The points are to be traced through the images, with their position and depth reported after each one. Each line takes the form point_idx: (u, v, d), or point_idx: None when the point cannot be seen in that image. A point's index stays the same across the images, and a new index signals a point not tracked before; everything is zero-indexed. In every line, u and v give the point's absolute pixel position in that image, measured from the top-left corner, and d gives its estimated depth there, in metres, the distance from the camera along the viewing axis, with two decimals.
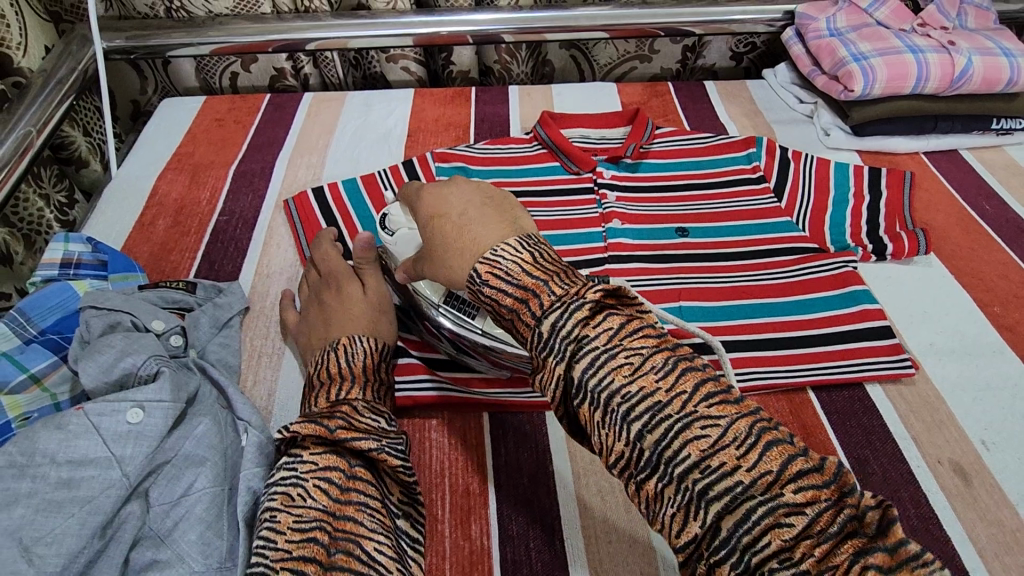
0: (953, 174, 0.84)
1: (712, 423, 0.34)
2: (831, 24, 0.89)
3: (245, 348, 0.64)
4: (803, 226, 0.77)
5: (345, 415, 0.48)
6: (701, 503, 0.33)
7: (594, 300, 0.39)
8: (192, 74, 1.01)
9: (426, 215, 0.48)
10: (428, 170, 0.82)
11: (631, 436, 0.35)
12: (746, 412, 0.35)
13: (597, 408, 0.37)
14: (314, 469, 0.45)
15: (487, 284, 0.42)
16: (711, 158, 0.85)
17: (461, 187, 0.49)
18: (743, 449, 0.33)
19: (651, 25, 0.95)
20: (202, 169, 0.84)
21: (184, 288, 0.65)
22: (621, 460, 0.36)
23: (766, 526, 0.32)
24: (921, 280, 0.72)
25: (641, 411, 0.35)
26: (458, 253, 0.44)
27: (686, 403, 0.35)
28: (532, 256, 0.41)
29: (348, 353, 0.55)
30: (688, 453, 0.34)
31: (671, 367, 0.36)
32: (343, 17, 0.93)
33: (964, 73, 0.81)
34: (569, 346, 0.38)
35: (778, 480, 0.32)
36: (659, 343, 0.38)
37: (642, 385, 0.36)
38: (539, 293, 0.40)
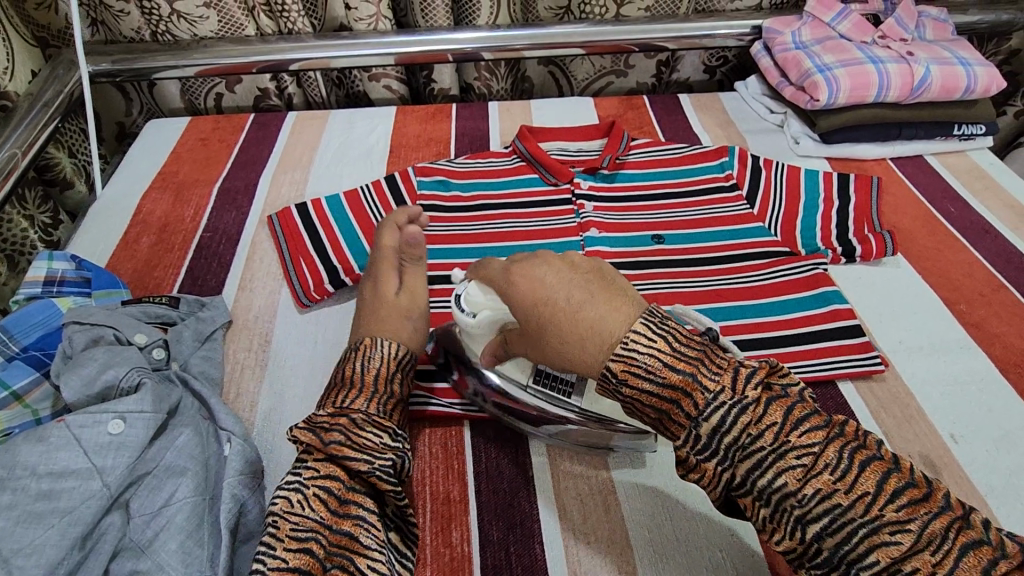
0: (919, 179, 0.87)
1: (902, 528, 0.37)
2: (796, 37, 0.92)
3: (228, 362, 0.64)
4: (775, 230, 0.79)
5: (344, 429, 0.48)
6: (798, 524, 0.39)
7: (753, 395, 0.41)
8: (178, 95, 1.03)
9: (525, 298, 0.48)
10: (409, 184, 0.84)
11: (809, 537, 0.38)
12: (834, 436, 0.40)
13: (767, 505, 0.40)
14: (315, 476, 0.46)
15: (627, 381, 0.44)
16: (684, 168, 0.88)
17: (555, 267, 0.48)
18: (938, 554, 0.36)
19: (626, 41, 0.98)
20: (186, 188, 0.85)
21: (168, 302, 0.66)
22: (795, 553, 0.40)
23: (869, 544, 0.37)
24: (889, 281, 0.74)
25: (820, 513, 0.38)
26: (582, 344, 0.45)
27: (869, 505, 0.37)
28: (670, 346, 0.43)
29: (365, 358, 0.55)
30: (876, 558, 0.36)
31: (849, 464, 0.39)
32: (325, 38, 0.95)
33: (924, 81, 0.83)
34: (735, 449, 0.41)
35: (876, 501, 0.37)
36: (828, 434, 0.40)
37: (916, 565, 0.36)
38: (689, 391, 0.42)
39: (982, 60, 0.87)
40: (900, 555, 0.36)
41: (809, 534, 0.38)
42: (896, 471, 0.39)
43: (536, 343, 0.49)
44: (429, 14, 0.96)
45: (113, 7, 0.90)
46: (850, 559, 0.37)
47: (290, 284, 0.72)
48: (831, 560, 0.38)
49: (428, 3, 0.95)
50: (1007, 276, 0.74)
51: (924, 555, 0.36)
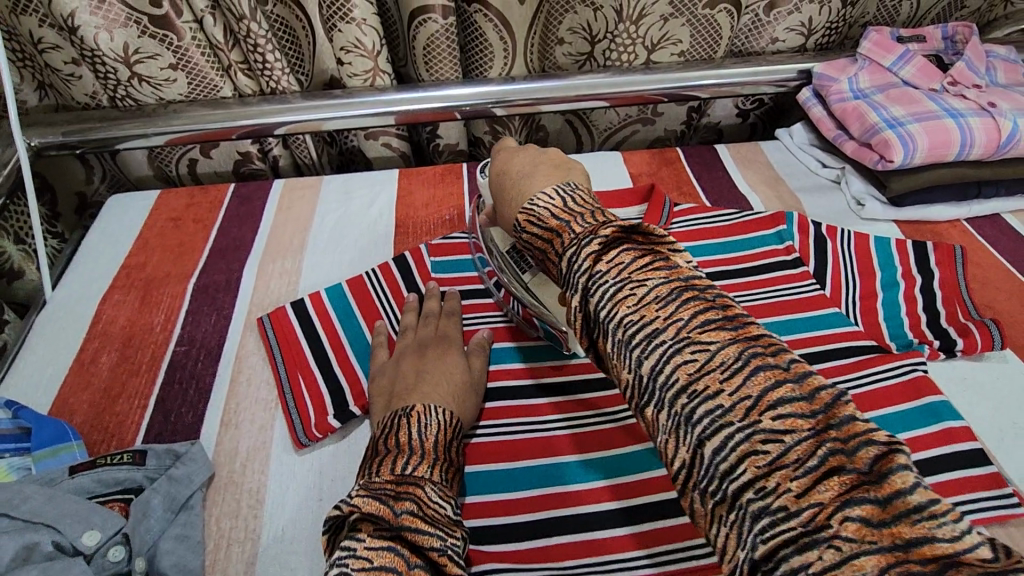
0: (1003, 244, 0.77)
1: (701, 347, 0.35)
2: (854, 84, 0.81)
3: (209, 539, 0.50)
4: (855, 319, 0.68)
5: (415, 500, 0.44)
6: (626, 350, 0.37)
7: (608, 236, 0.40)
8: (145, 163, 0.90)
9: (497, 172, 0.57)
10: (423, 268, 0.72)
11: (633, 362, 0.37)
12: (741, 338, 0.35)
13: (607, 338, 0.38)
14: (367, 568, 0.38)
15: (524, 230, 0.48)
16: (738, 240, 0.76)
17: (529, 153, 0.57)
18: (728, 373, 0.34)
19: (655, 91, 0.87)
20: (155, 285, 0.72)
21: (131, 460, 0.52)
22: (630, 389, 0.38)
23: (672, 364, 0.35)
24: (1000, 381, 0.63)
25: (640, 337, 0.36)
26: (511, 204, 0.54)
27: (681, 329, 0.36)
28: (562, 202, 0.46)
29: (420, 424, 0.50)
30: (678, 377, 0.35)
31: (676, 297, 0.37)
32: (315, 98, 0.82)
33: (1011, 137, 0.73)
34: (582, 280, 0.40)
35: (688, 326, 0.36)
36: (670, 276, 0.38)
37: (706, 384, 0.34)
38: (562, 233, 0.44)
39: None
40: (696, 372, 0.34)
41: (634, 358, 0.37)
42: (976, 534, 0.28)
43: (500, 207, 0.56)
44: (435, 67, 0.84)
45: (61, 71, 0.77)
46: (661, 381, 0.35)
47: (287, 416, 0.58)
48: (648, 385, 0.36)
49: (434, 57, 0.82)
50: None
51: (715, 374, 0.34)
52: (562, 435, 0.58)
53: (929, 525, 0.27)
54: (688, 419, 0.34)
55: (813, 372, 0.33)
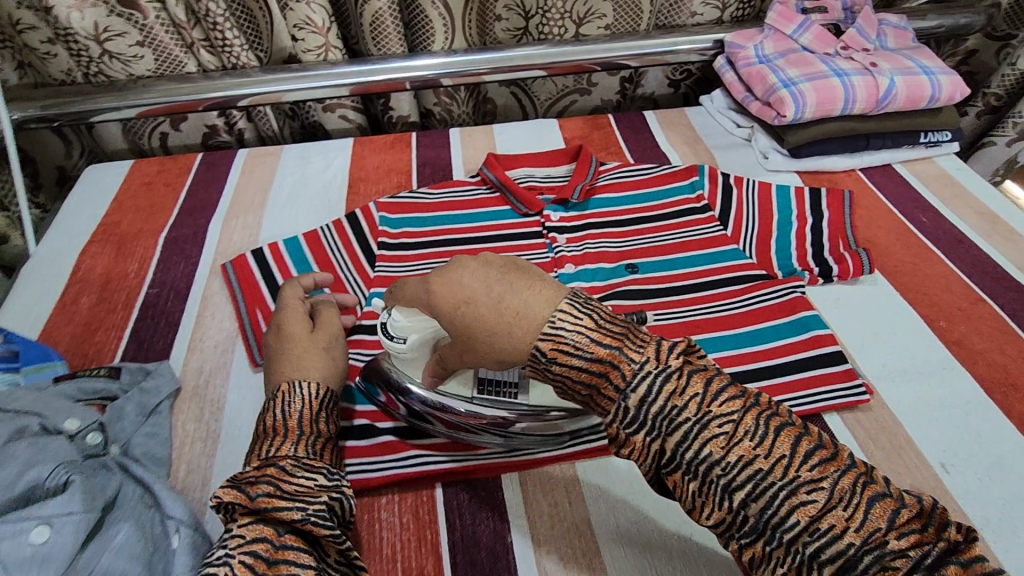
0: (890, 189, 0.86)
1: (816, 487, 0.36)
2: (759, 51, 0.90)
3: (175, 437, 0.59)
4: (750, 253, 0.77)
5: (272, 479, 0.45)
6: (725, 494, 0.37)
7: (677, 366, 0.39)
8: (120, 136, 0.98)
9: (446, 305, 0.43)
10: (372, 221, 0.80)
11: (735, 505, 0.37)
12: (845, 466, 0.37)
13: (694, 478, 0.38)
14: (240, 543, 0.40)
15: (555, 360, 0.41)
16: (655, 190, 0.85)
17: (469, 264, 0.44)
18: (849, 509, 0.35)
19: (587, 60, 0.95)
20: (129, 239, 0.80)
21: (107, 374, 0.61)
22: (722, 523, 0.38)
23: (789, 506, 0.36)
24: (868, 300, 0.72)
25: (743, 480, 0.37)
26: (512, 335, 0.41)
27: (787, 468, 0.37)
28: (595, 321, 0.41)
29: (285, 402, 0.52)
30: (797, 519, 0.36)
31: (765, 430, 0.38)
32: (273, 71, 0.90)
33: (889, 93, 0.82)
34: (662, 421, 0.38)
35: (793, 464, 0.37)
36: (746, 403, 0.39)
37: (830, 523, 0.35)
38: (616, 363, 0.40)
39: (944, 67, 0.85)
40: (817, 514, 0.36)
41: (735, 503, 0.37)
42: (807, 435, 0.38)
43: (474, 348, 0.44)
44: (382, 42, 0.92)
45: (39, 50, 0.85)
46: (772, 524, 0.36)
47: (246, 340, 0.67)
48: (756, 526, 0.37)
49: (380, 32, 0.90)
50: (986, 290, 0.73)
51: (836, 512, 0.35)
52: None
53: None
54: (812, 558, 0.35)
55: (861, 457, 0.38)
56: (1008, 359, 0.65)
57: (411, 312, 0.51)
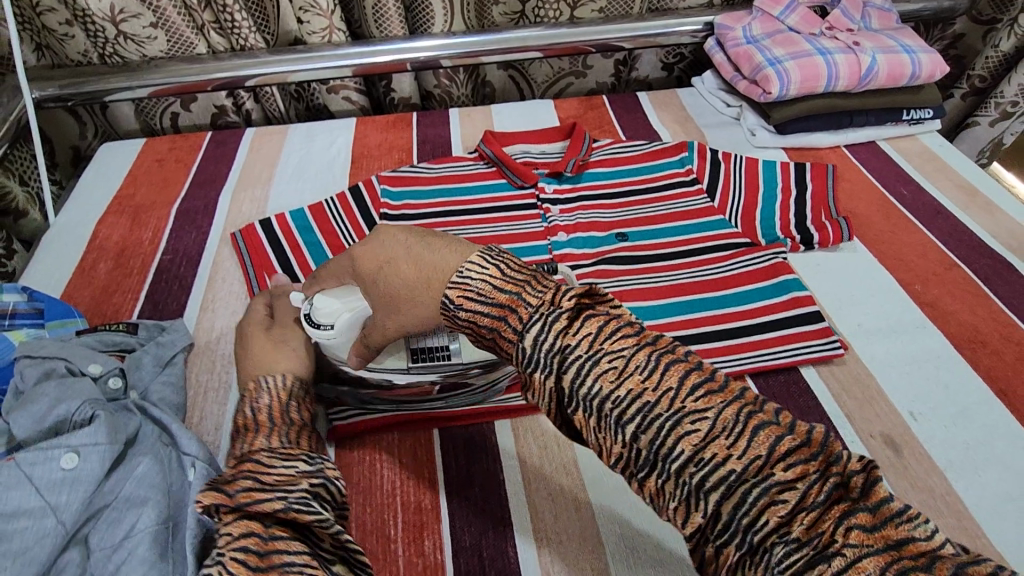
0: (873, 164, 0.90)
1: (700, 417, 0.35)
2: (747, 32, 0.94)
3: (190, 386, 0.63)
4: (735, 222, 0.80)
5: (251, 472, 0.41)
6: (617, 427, 0.36)
7: (571, 307, 0.38)
8: (132, 116, 1.02)
9: (371, 267, 0.47)
10: (374, 193, 0.84)
11: (628, 438, 0.36)
12: (731, 397, 0.35)
13: (590, 415, 0.37)
14: (230, 538, 0.37)
15: (461, 308, 0.42)
16: (646, 165, 0.88)
17: (392, 230, 0.47)
18: (732, 437, 0.34)
19: (582, 42, 0.99)
20: (143, 211, 0.84)
21: (126, 329, 0.65)
22: (620, 461, 0.37)
23: (674, 435, 0.35)
24: (847, 265, 0.76)
25: (632, 413, 0.35)
26: (426, 287, 0.43)
27: (674, 400, 0.35)
28: (500, 270, 0.41)
29: (251, 401, 0.48)
30: (682, 449, 0.34)
31: (656, 363, 0.36)
32: (280, 52, 0.94)
33: (870, 70, 0.86)
34: (555, 357, 0.37)
35: (679, 395, 0.35)
36: (640, 341, 0.37)
37: (713, 452, 0.34)
38: (516, 307, 0.40)
39: (924, 46, 0.89)
40: (701, 443, 0.34)
41: (627, 435, 0.36)
42: (699, 368, 0.36)
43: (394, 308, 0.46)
44: (384, 24, 0.95)
45: (57, 31, 0.89)
46: (662, 455, 0.35)
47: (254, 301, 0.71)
48: (648, 459, 0.35)
49: (383, 14, 0.94)
50: (960, 256, 0.76)
51: (719, 440, 0.34)
52: None
53: (908, 527, 0.31)
54: (699, 488, 0.34)
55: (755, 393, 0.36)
56: (978, 318, 0.69)
57: (340, 294, 0.53)
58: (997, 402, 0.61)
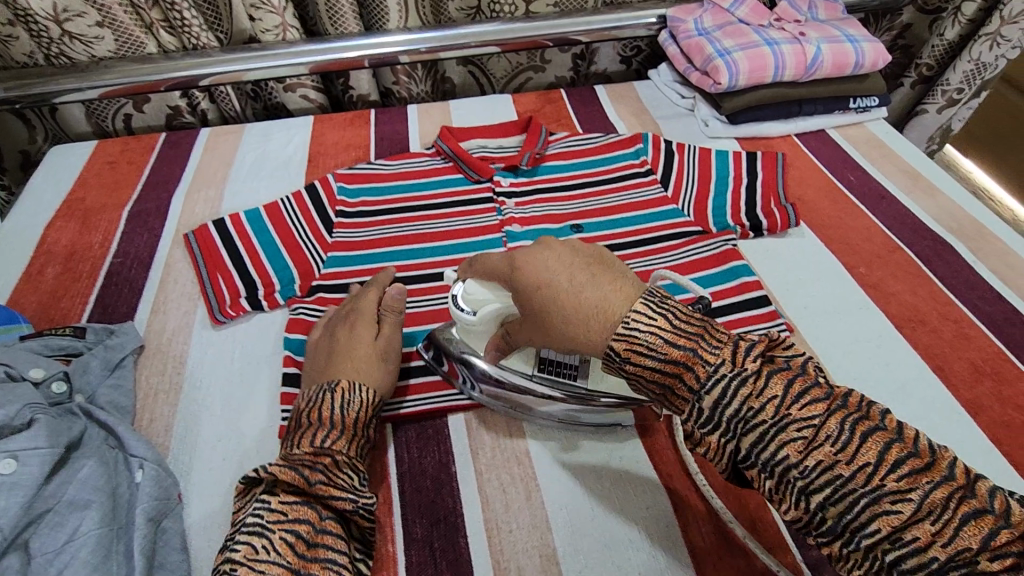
0: (822, 152, 0.92)
1: (903, 498, 0.33)
2: (698, 24, 0.95)
3: (140, 389, 0.62)
4: (688, 211, 0.82)
5: (327, 469, 0.49)
6: (801, 496, 0.36)
7: (753, 368, 0.38)
8: (83, 118, 1.00)
9: (530, 285, 0.45)
10: (330, 190, 0.83)
11: (812, 507, 0.35)
12: (943, 480, 0.33)
13: (770, 477, 0.37)
14: (281, 520, 0.46)
15: (627, 359, 0.41)
16: (601, 157, 0.89)
17: (557, 250, 0.46)
18: (937, 523, 0.32)
19: (539, 36, 1.00)
20: (93, 214, 0.82)
21: (73, 333, 0.63)
22: (799, 520, 0.37)
23: (869, 513, 0.34)
24: (794, 250, 0.78)
25: (821, 485, 0.35)
26: (586, 323, 0.42)
27: (871, 476, 0.34)
28: (670, 323, 0.40)
29: (343, 400, 0.53)
30: (878, 527, 0.34)
31: (850, 434, 0.35)
32: (232, 51, 0.93)
33: (815, 60, 0.88)
34: (739, 423, 0.37)
35: (878, 472, 0.34)
36: (830, 407, 0.37)
37: (915, 535, 0.33)
38: (691, 365, 0.39)
39: (868, 35, 0.91)
40: (901, 524, 0.33)
41: (812, 504, 0.35)
42: (899, 441, 0.35)
43: (542, 326, 0.46)
44: (338, 21, 0.95)
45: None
46: (852, 526, 0.34)
47: (207, 301, 0.71)
48: (835, 528, 0.35)
49: (336, 11, 0.93)
50: (904, 239, 0.78)
51: (825, 448, 0.35)
52: (430, 311, 0.70)
53: None
54: (893, 565, 0.33)
55: (968, 478, 0.34)
56: (919, 299, 0.71)
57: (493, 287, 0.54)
58: (933, 376, 0.64)
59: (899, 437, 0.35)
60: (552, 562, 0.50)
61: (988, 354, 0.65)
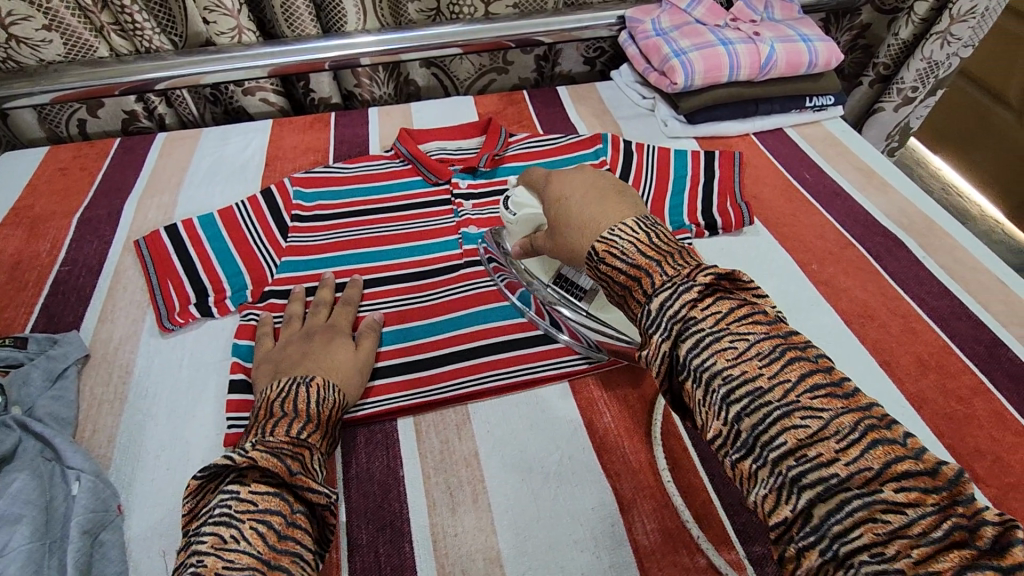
0: (779, 150, 0.93)
1: (814, 415, 0.35)
2: (656, 25, 0.96)
3: (83, 400, 0.61)
4: (645, 211, 0.82)
5: (304, 462, 0.48)
6: (722, 403, 0.37)
7: (704, 283, 0.41)
8: (36, 123, 0.98)
9: (553, 202, 0.56)
10: (286, 194, 0.82)
11: (729, 417, 0.37)
12: (854, 408, 0.35)
13: (698, 386, 0.38)
14: (251, 510, 0.43)
15: (603, 261, 0.46)
16: (561, 158, 0.89)
17: (585, 179, 0.56)
18: (843, 443, 0.33)
19: (500, 37, 0.99)
20: (42, 221, 0.81)
21: (13, 343, 0.63)
22: (718, 438, 0.38)
23: (780, 426, 0.35)
24: (749, 248, 0.79)
25: (741, 393, 0.36)
26: (580, 233, 0.50)
27: (788, 391, 0.36)
28: (647, 238, 0.45)
29: (319, 396, 0.53)
30: (785, 440, 0.35)
31: (779, 355, 0.37)
32: (187, 54, 0.91)
33: (769, 59, 0.89)
34: (676, 324, 0.40)
35: (795, 389, 0.36)
36: (768, 331, 0.39)
37: (818, 450, 0.34)
38: (650, 272, 0.43)
39: (821, 35, 0.93)
40: (808, 439, 0.34)
41: (730, 415, 0.37)
42: (824, 373, 0.37)
43: (555, 236, 0.55)
44: (295, 24, 0.94)
45: None
46: (763, 440, 0.35)
47: (155, 308, 0.69)
48: (747, 441, 0.36)
49: (292, 14, 0.92)
50: (856, 236, 0.79)
51: (752, 361, 0.37)
52: (384, 315, 0.69)
53: None
54: (794, 480, 0.34)
55: (882, 416, 0.35)
56: (868, 294, 0.72)
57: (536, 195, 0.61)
58: (879, 369, 0.65)
59: (827, 372, 0.37)
60: (496, 564, 0.50)
61: (933, 348, 0.67)
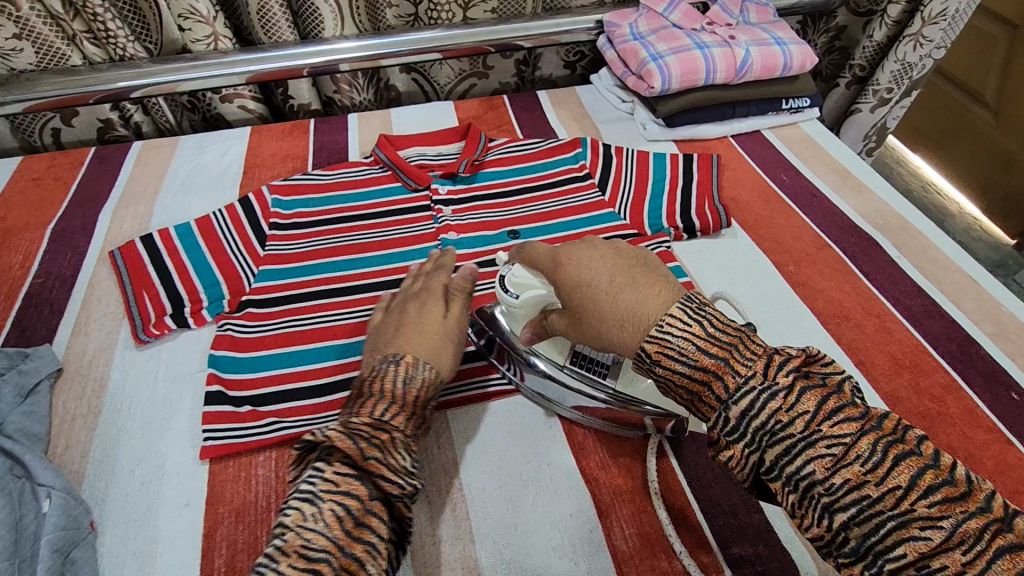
0: (756, 152, 0.94)
1: (933, 525, 0.34)
2: (633, 29, 0.96)
3: (56, 415, 0.60)
4: (624, 214, 0.82)
5: (384, 444, 0.47)
6: (825, 512, 0.37)
7: (786, 383, 0.40)
8: (8, 133, 0.97)
9: (569, 285, 0.50)
10: (264, 203, 0.81)
11: (833, 525, 0.37)
12: (974, 510, 0.34)
13: (794, 491, 0.38)
14: (333, 491, 0.44)
15: (658, 362, 0.44)
16: (541, 163, 0.89)
17: (603, 252, 0.50)
18: (969, 554, 0.33)
19: (479, 43, 0.99)
20: (13, 233, 0.79)
21: None
22: (819, 540, 0.38)
23: (895, 537, 0.35)
24: (727, 250, 0.79)
25: (847, 503, 0.36)
26: (621, 327, 0.46)
27: (900, 498, 0.35)
28: (704, 332, 0.42)
29: (408, 374, 0.53)
30: (905, 551, 0.34)
31: (882, 457, 0.36)
32: (163, 62, 0.90)
33: (745, 63, 0.90)
34: (764, 434, 0.39)
35: (908, 496, 0.35)
36: (863, 427, 0.38)
37: (944, 562, 0.33)
38: (720, 374, 0.41)
39: (796, 38, 0.94)
40: (928, 551, 0.34)
41: (836, 523, 0.36)
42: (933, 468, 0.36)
43: (580, 323, 0.50)
44: (272, 30, 0.93)
45: None
46: (877, 549, 0.35)
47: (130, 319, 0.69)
48: (857, 549, 0.36)
49: (269, 20, 0.92)
50: (831, 237, 0.80)
51: (854, 466, 0.37)
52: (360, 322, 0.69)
53: None
54: None
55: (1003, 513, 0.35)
56: (844, 295, 0.73)
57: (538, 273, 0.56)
58: (855, 370, 0.65)
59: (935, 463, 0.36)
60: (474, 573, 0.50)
61: (908, 347, 0.67)
